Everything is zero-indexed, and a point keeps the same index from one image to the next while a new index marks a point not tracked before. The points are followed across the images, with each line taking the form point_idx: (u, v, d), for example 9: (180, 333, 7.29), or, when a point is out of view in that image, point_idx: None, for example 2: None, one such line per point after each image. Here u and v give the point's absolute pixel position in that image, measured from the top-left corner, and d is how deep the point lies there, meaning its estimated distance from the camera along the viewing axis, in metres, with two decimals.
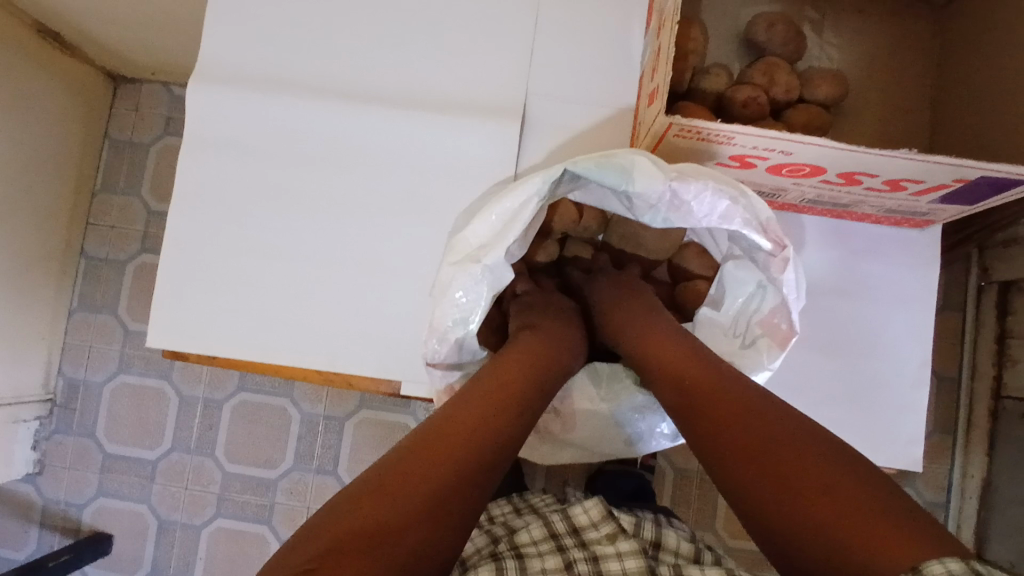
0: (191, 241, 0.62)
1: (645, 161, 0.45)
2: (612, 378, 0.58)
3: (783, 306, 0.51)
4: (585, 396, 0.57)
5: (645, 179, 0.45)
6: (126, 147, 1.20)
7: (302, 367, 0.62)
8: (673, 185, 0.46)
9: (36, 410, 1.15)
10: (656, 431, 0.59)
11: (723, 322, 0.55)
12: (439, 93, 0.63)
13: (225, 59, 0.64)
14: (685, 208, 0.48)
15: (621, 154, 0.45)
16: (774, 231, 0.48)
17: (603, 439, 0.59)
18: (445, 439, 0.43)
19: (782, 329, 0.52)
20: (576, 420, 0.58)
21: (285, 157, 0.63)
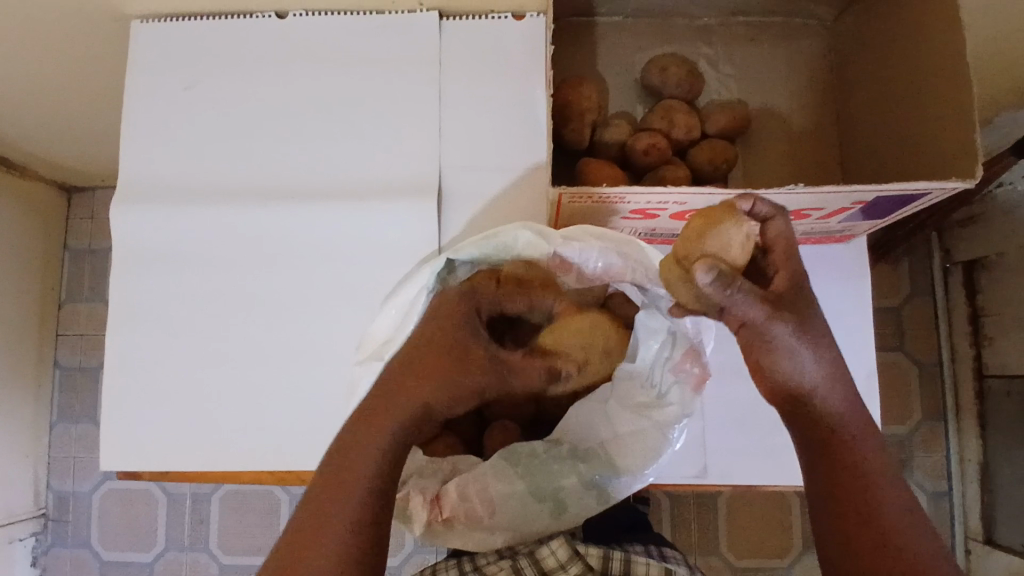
0: (130, 361, 0.63)
1: (524, 234, 0.49)
2: (528, 453, 0.52)
3: (693, 349, 0.51)
4: (500, 472, 0.51)
5: (528, 247, 0.50)
6: (87, 254, 1.22)
7: (254, 471, 0.62)
8: (558, 250, 0.50)
9: (29, 527, 1.15)
10: (586, 498, 0.52)
11: (638, 374, 0.52)
12: (355, 180, 0.64)
13: (143, 178, 0.65)
14: (577, 269, 0.52)
15: (501, 233, 0.50)
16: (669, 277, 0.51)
17: (528, 520, 0.51)
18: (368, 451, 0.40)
19: (695, 374, 0.51)
20: (493, 501, 0.50)
21: (213, 265, 0.63)
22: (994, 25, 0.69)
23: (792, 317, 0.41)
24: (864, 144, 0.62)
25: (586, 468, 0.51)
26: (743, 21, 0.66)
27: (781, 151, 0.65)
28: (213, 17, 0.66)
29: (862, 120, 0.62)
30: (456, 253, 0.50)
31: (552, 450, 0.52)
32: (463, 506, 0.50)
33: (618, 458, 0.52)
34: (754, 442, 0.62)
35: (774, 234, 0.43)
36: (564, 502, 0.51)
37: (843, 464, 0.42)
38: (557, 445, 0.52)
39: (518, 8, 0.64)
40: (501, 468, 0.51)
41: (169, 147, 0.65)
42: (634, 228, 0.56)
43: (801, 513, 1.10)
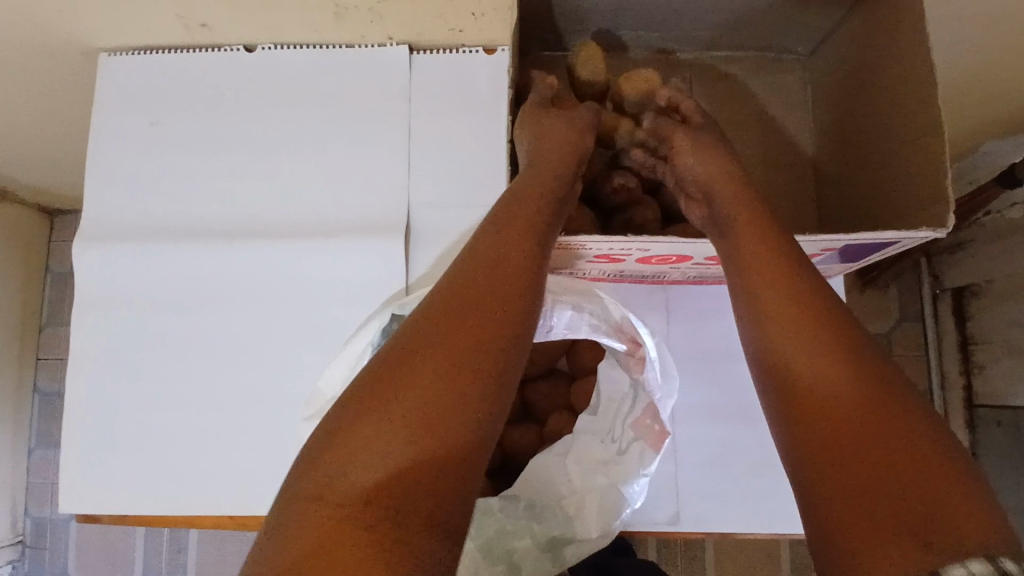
0: (91, 402, 0.62)
1: None
2: (482, 516, 0.52)
3: (651, 403, 0.54)
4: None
5: None
6: (69, 278, 1.21)
7: (217, 515, 0.61)
8: None
9: (7, 554, 1.13)
10: (541, 562, 0.52)
11: (600, 429, 0.56)
12: (323, 219, 0.63)
13: (108, 217, 0.64)
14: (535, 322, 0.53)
15: None
16: (629, 328, 0.53)
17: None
18: (428, 352, 0.42)
19: (654, 431, 0.54)
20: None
21: (177, 306, 0.62)
22: (974, 58, 0.68)
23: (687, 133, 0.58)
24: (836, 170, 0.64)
25: (541, 529, 0.52)
26: (716, 55, 0.69)
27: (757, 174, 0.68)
28: (181, 52, 0.65)
29: (836, 148, 0.64)
30: (400, 310, 0.58)
31: (506, 510, 0.52)
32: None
33: (576, 519, 0.53)
34: (729, 485, 0.61)
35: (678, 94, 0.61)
36: (518, 565, 0.52)
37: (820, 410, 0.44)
38: (512, 502, 0.53)
39: (489, 43, 0.64)
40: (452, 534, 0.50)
41: (136, 184, 0.65)
42: (601, 269, 0.55)
43: (788, 544, 1.08)
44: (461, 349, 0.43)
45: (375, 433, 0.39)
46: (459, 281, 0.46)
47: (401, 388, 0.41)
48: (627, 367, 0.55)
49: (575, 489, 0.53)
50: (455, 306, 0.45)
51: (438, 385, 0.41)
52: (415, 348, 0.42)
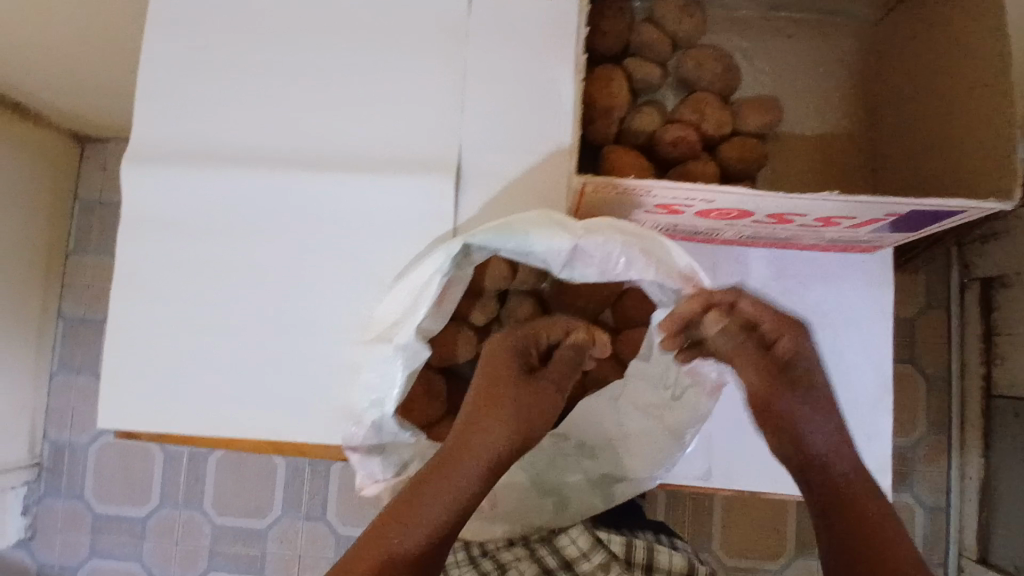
0: (132, 322, 0.62)
1: (537, 222, 0.50)
2: (536, 451, 0.62)
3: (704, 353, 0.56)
4: (511, 468, 0.62)
5: (548, 238, 0.50)
6: (97, 206, 1.21)
7: (253, 440, 0.62)
8: (579, 241, 0.50)
9: (23, 476, 1.15)
10: (590, 493, 0.63)
11: (655, 372, 0.59)
12: (372, 154, 0.63)
13: (156, 138, 0.64)
14: (594, 262, 0.52)
15: (517, 225, 0.50)
16: (694, 276, 0.52)
17: (534, 509, 0.63)
18: (485, 418, 0.51)
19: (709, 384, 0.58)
20: (501, 485, 0.62)
21: (221, 231, 0.62)
22: None
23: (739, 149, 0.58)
24: (903, 146, 0.59)
25: (592, 464, 0.62)
26: (781, 15, 0.63)
27: (815, 148, 0.62)
28: None
29: (899, 123, 0.60)
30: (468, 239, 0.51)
31: (558, 447, 0.62)
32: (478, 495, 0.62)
33: (627, 460, 0.61)
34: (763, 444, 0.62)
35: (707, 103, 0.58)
36: (568, 496, 0.63)
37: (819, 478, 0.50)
38: (564, 439, 0.62)
39: None
40: (511, 467, 0.62)
41: (184, 108, 0.64)
42: (655, 222, 0.54)
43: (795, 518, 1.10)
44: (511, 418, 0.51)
45: (428, 494, 0.48)
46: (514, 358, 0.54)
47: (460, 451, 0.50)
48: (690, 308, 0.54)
49: (624, 429, 0.61)
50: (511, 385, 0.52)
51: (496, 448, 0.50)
52: (469, 424, 0.51)
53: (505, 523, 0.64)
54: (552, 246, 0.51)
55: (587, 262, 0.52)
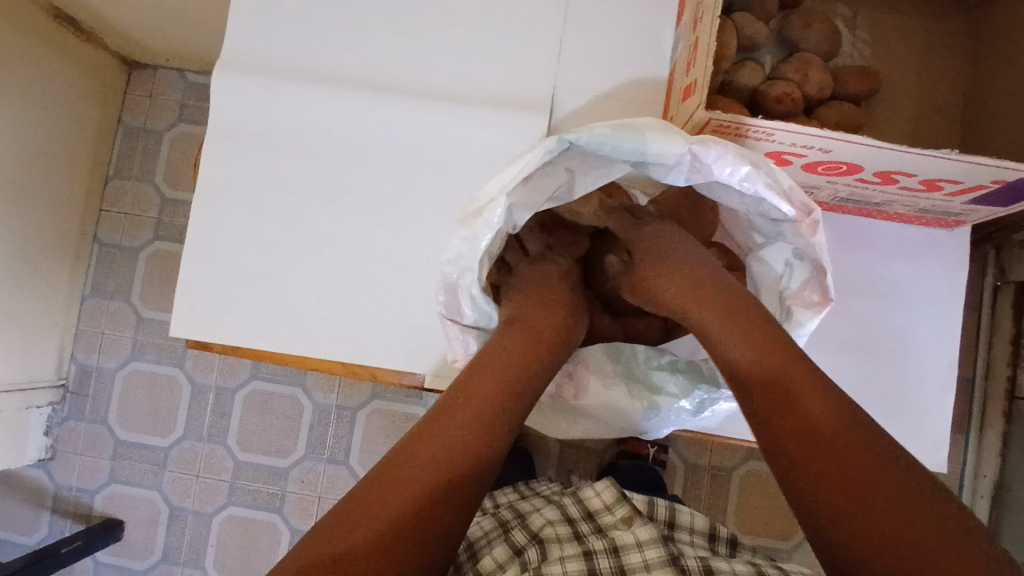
0: (213, 232, 0.62)
1: (658, 126, 0.45)
2: (630, 357, 0.56)
3: (814, 278, 0.49)
4: (602, 372, 0.55)
5: (663, 141, 0.45)
6: (140, 133, 1.19)
7: (326, 360, 0.62)
8: (693, 151, 0.46)
9: (48, 396, 1.15)
10: (683, 408, 0.55)
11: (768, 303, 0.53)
12: (465, 87, 0.62)
13: (249, 51, 0.63)
14: (706, 171, 0.47)
15: (634, 123, 0.45)
16: (799, 197, 0.46)
17: (621, 419, 0.56)
18: (485, 374, 0.47)
19: (813, 301, 0.50)
20: (589, 388, 0.55)
21: (308, 150, 0.62)
22: None
23: (836, 111, 0.59)
24: (992, 127, 0.59)
25: (683, 380, 0.55)
26: None
27: (906, 122, 0.63)
28: None
29: (990, 104, 0.60)
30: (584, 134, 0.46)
31: (653, 359, 0.55)
32: (558, 383, 0.56)
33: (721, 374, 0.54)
34: None
35: (810, 60, 0.58)
36: (659, 408, 0.55)
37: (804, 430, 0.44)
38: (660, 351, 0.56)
39: None
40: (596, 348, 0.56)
41: (279, 24, 0.63)
42: None
43: None
44: (499, 383, 0.47)
45: (433, 448, 0.43)
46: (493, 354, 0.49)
47: (466, 401, 0.46)
48: (799, 235, 0.48)
49: None
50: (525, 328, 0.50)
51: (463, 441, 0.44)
52: (436, 422, 0.45)
53: (586, 423, 0.58)
54: (666, 153, 0.46)
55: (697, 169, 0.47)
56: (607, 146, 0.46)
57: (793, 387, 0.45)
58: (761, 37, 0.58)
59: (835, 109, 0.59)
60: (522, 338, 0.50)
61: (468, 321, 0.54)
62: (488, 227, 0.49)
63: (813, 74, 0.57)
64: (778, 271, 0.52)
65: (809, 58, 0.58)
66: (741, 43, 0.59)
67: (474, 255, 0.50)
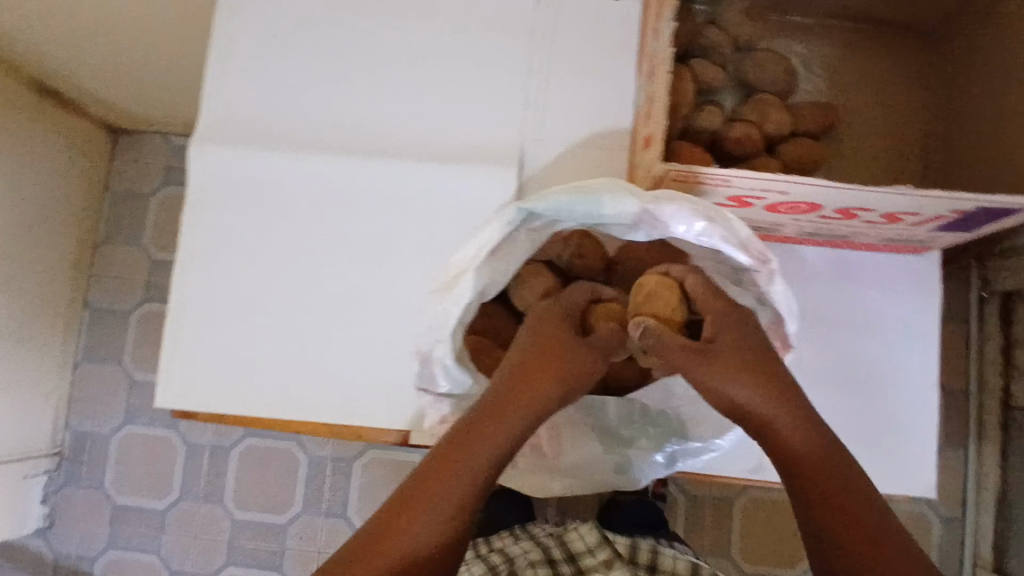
0: (194, 301, 0.62)
1: (612, 187, 0.45)
2: (600, 413, 0.55)
3: (778, 325, 0.50)
4: (574, 426, 0.55)
5: (618, 203, 0.46)
6: (127, 198, 1.21)
7: (310, 422, 0.62)
8: (648, 210, 0.46)
9: (44, 464, 1.15)
10: (653, 462, 0.56)
11: None
12: (435, 144, 0.64)
13: (222, 121, 0.65)
14: (665, 228, 0.48)
15: (588, 186, 0.46)
16: (757, 247, 0.46)
17: (597, 473, 0.56)
18: (487, 418, 0.44)
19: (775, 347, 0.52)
20: (561, 440, 0.55)
21: (284, 214, 0.63)
22: None
23: (797, 148, 0.60)
24: (964, 153, 0.61)
25: (654, 432, 0.55)
26: (838, 24, 0.66)
27: (875, 152, 0.64)
28: None
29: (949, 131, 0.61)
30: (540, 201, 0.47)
31: (623, 414, 0.55)
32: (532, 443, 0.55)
33: (689, 425, 0.55)
34: None
35: (768, 101, 0.60)
36: (629, 463, 0.56)
37: (828, 485, 0.42)
38: (628, 406, 0.55)
39: None
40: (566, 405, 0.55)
41: (251, 93, 0.65)
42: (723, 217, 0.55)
43: None
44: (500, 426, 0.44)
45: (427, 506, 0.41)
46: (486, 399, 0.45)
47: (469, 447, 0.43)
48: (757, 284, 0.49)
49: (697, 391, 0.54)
50: (540, 355, 0.46)
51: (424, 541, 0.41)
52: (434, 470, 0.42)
53: (564, 483, 0.56)
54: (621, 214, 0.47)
55: (656, 226, 0.48)
56: (566, 209, 0.48)
57: (809, 440, 0.43)
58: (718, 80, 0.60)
59: (797, 145, 0.60)
60: (533, 365, 0.46)
61: (443, 391, 0.52)
62: (456, 300, 0.49)
63: (771, 114, 0.59)
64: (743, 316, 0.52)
65: (767, 99, 0.60)
66: (699, 88, 0.61)
67: (446, 326, 0.50)
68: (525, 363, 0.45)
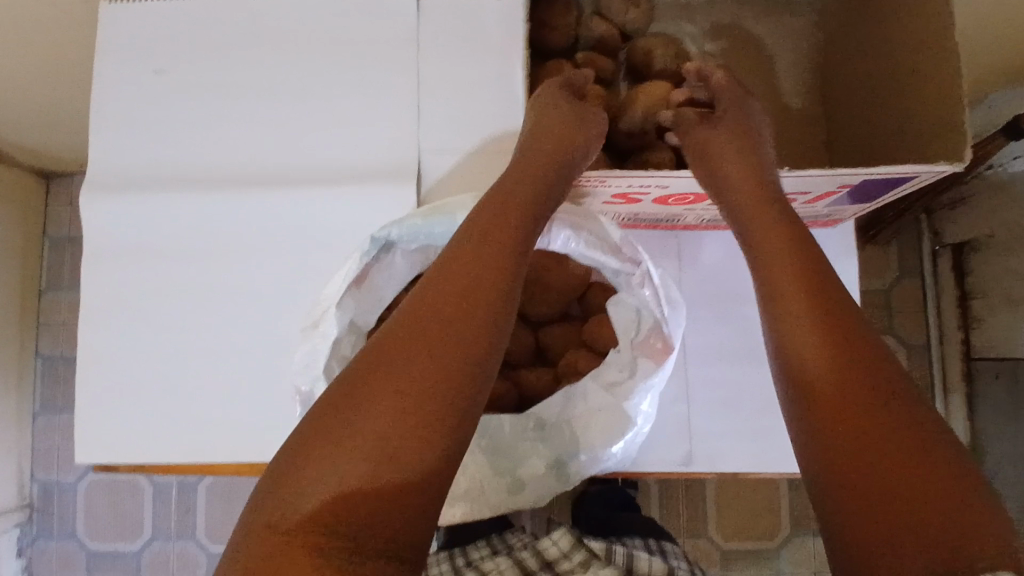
0: (101, 355, 0.61)
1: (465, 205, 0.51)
2: (494, 430, 0.57)
3: (658, 325, 0.53)
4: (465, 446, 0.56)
5: None
6: (67, 242, 1.19)
7: (234, 463, 0.61)
8: None
9: (13, 519, 1.14)
10: (546, 477, 0.56)
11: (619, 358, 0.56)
12: (329, 167, 0.62)
13: (111, 168, 0.63)
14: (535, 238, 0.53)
15: (445, 207, 0.51)
16: (629, 249, 0.52)
17: (492, 495, 0.55)
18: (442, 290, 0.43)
19: (657, 349, 0.53)
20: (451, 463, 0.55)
21: (183, 255, 0.62)
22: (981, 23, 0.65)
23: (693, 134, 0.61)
24: (853, 124, 0.62)
25: (546, 448, 0.56)
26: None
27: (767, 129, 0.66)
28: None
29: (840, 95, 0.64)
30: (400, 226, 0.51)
31: (517, 429, 0.57)
32: None
33: (582, 437, 0.55)
34: (740, 427, 0.63)
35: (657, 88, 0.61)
36: (522, 480, 0.55)
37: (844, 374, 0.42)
38: (524, 421, 0.57)
39: None
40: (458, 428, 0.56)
41: (139, 136, 0.64)
42: (617, 213, 0.57)
43: (790, 496, 1.10)
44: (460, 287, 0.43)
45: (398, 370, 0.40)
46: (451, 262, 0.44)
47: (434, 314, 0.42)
48: (632, 286, 0.54)
49: (586, 407, 0.55)
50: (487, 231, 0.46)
51: (392, 408, 0.39)
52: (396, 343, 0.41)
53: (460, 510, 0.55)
54: None
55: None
56: (426, 233, 0.52)
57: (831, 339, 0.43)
58: None
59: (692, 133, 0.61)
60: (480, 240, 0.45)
61: None
62: (324, 336, 0.53)
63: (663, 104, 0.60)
64: (629, 317, 0.55)
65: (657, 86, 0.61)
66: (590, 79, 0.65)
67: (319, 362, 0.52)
68: (476, 238, 0.45)
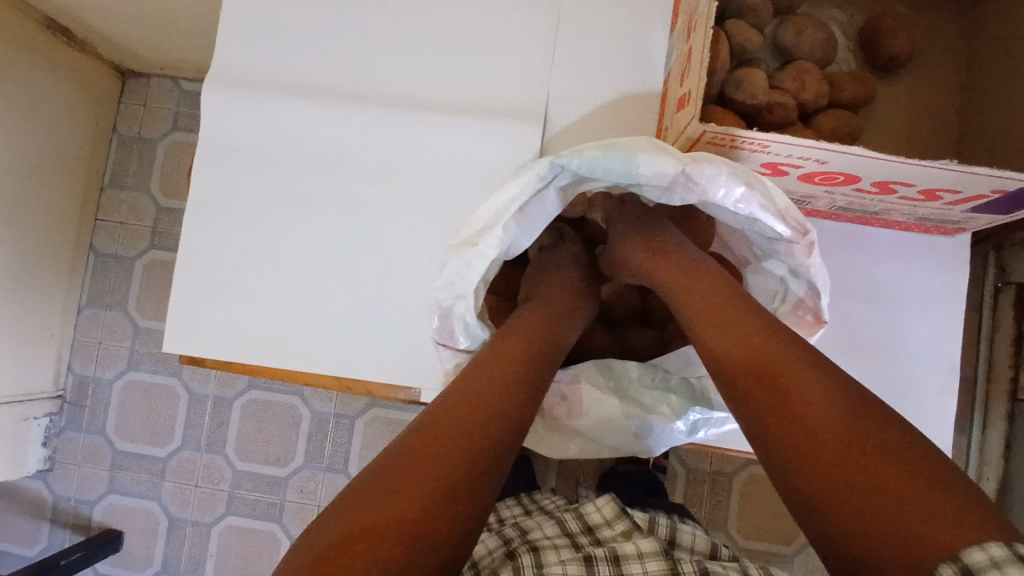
0: (203, 249, 0.61)
1: (646, 145, 0.47)
2: (622, 375, 0.57)
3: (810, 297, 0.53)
4: (595, 386, 0.56)
5: (653, 159, 0.47)
6: (135, 142, 1.19)
7: (319, 375, 0.62)
8: (687, 169, 0.48)
9: (46, 407, 1.14)
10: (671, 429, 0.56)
11: None
12: (456, 98, 0.62)
13: (235, 65, 0.63)
14: (699, 189, 0.49)
15: (624, 143, 0.47)
16: (794, 217, 0.49)
17: (613, 437, 0.57)
18: (473, 395, 0.46)
19: (807, 320, 0.54)
20: (581, 402, 0.56)
21: (297, 162, 0.61)
22: None
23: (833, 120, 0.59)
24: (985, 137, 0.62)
25: (677, 400, 0.56)
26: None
27: (895, 128, 0.65)
28: None
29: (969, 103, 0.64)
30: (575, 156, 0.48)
31: (645, 378, 0.57)
32: (551, 403, 0.57)
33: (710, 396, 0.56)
34: None
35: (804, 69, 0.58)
36: (650, 426, 0.56)
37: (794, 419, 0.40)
38: (652, 371, 0.57)
39: None
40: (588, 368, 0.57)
41: (266, 37, 0.63)
42: None
43: None
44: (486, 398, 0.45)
45: (424, 460, 0.41)
46: (475, 374, 0.47)
47: (460, 415, 0.44)
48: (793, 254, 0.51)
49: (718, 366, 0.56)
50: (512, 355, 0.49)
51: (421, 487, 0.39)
52: (423, 438, 0.42)
53: (581, 445, 0.58)
54: (658, 172, 0.48)
55: (691, 189, 0.50)
56: (598, 168, 0.49)
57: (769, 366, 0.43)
58: (754, 44, 0.58)
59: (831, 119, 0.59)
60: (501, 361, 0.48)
61: (461, 346, 0.54)
62: (479, 256, 0.51)
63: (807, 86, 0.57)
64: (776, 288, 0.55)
65: (805, 67, 0.58)
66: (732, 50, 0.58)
67: (465, 281, 0.52)
68: (499, 360, 0.48)
